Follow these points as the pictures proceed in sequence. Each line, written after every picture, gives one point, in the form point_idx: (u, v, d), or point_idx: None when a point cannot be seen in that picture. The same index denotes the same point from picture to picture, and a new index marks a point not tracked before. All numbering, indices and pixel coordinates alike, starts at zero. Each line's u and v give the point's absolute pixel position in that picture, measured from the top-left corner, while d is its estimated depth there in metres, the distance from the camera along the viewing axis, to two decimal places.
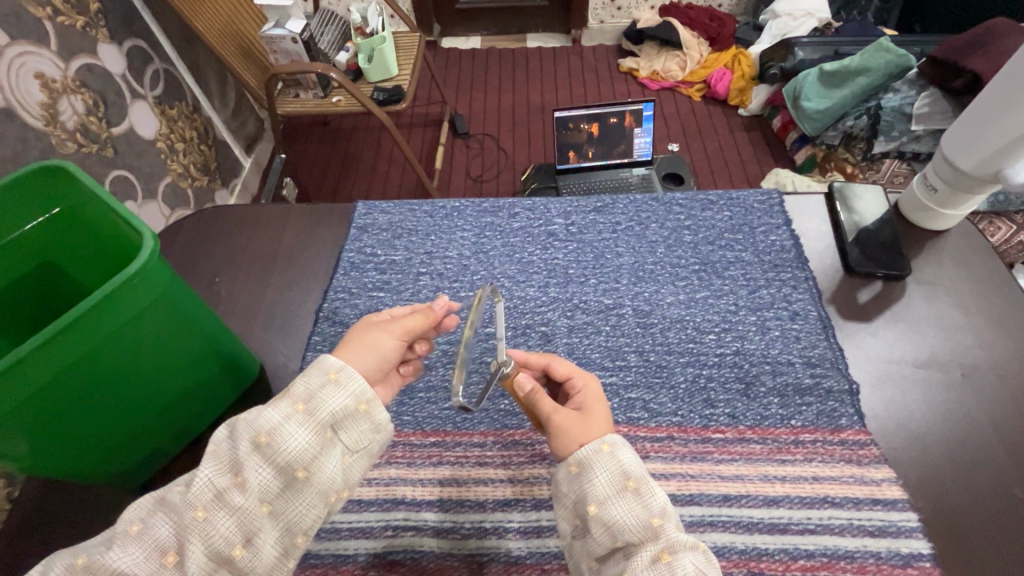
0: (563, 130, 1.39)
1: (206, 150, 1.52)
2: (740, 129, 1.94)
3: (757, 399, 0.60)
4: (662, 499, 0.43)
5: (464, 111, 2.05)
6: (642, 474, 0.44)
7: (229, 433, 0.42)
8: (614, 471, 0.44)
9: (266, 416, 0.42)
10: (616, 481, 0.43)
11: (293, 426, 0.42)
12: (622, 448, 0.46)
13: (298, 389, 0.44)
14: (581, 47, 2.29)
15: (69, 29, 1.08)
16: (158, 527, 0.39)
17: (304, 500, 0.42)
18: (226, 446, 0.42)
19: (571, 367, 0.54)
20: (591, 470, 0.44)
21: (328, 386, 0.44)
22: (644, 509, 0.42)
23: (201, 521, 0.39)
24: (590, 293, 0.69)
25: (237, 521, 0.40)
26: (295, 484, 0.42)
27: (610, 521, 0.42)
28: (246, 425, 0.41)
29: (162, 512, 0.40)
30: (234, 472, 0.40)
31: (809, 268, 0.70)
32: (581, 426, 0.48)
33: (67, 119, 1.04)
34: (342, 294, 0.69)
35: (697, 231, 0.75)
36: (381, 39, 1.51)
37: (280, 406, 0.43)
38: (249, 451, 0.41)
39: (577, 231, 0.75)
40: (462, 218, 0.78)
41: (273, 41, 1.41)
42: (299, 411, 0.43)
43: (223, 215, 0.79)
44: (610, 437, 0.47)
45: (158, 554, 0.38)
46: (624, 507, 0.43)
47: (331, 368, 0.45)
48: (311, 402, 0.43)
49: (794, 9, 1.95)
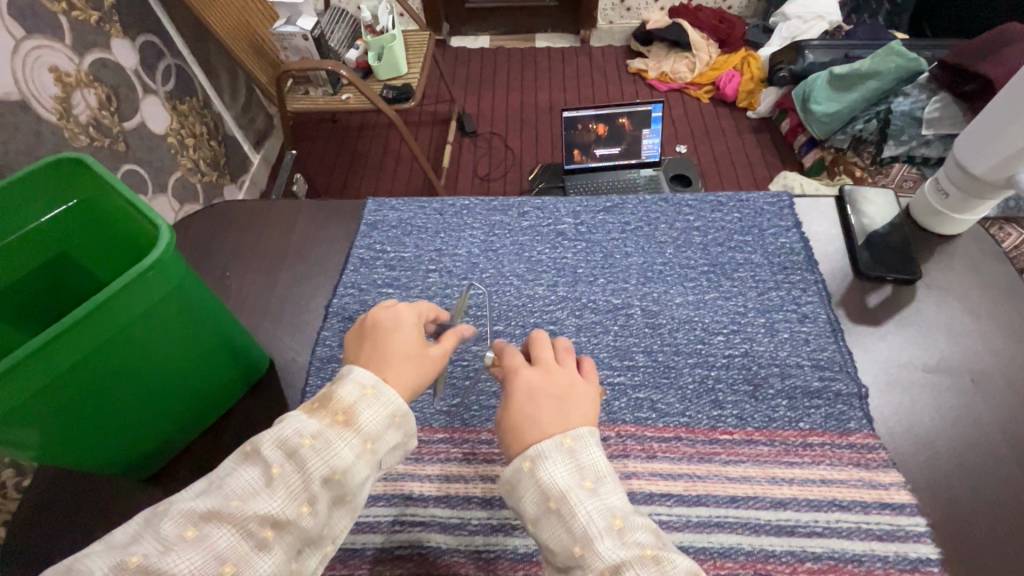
0: (572, 130, 1.39)
1: (215, 145, 1.53)
2: (748, 132, 1.94)
3: (764, 401, 0.60)
4: (585, 521, 0.40)
5: (471, 110, 2.05)
6: (562, 492, 0.41)
7: (286, 455, 0.39)
8: (535, 490, 0.42)
9: (341, 454, 0.40)
10: (539, 502, 0.41)
11: (364, 468, 0.41)
12: (544, 463, 0.42)
13: (365, 424, 0.42)
14: (589, 48, 2.29)
15: (83, 23, 1.09)
16: (217, 536, 0.35)
17: (339, 521, 0.41)
18: (294, 471, 0.39)
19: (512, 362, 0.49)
20: (516, 489, 0.43)
21: (390, 429, 0.43)
22: (567, 535, 0.40)
23: (267, 541, 0.37)
24: (599, 293, 0.69)
25: (296, 542, 0.38)
26: (342, 502, 0.41)
27: (544, 543, 0.41)
28: (315, 457, 0.40)
29: (219, 519, 0.36)
30: (302, 501, 0.39)
31: (818, 271, 0.70)
32: (517, 431, 0.45)
33: (80, 113, 1.05)
34: (351, 290, 0.69)
35: (706, 232, 0.75)
36: (391, 37, 1.52)
37: (348, 439, 0.41)
38: (319, 486, 0.39)
39: (586, 231, 0.75)
40: (471, 216, 0.78)
41: (284, 38, 1.42)
42: (366, 450, 0.42)
43: (234, 210, 0.80)
44: (534, 449, 0.43)
45: (215, 563, 0.35)
46: (552, 531, 0.41)
47: (396, 411, 0.44)
48: (377, 440, 0.43)
49: (804, 12, 1.94)
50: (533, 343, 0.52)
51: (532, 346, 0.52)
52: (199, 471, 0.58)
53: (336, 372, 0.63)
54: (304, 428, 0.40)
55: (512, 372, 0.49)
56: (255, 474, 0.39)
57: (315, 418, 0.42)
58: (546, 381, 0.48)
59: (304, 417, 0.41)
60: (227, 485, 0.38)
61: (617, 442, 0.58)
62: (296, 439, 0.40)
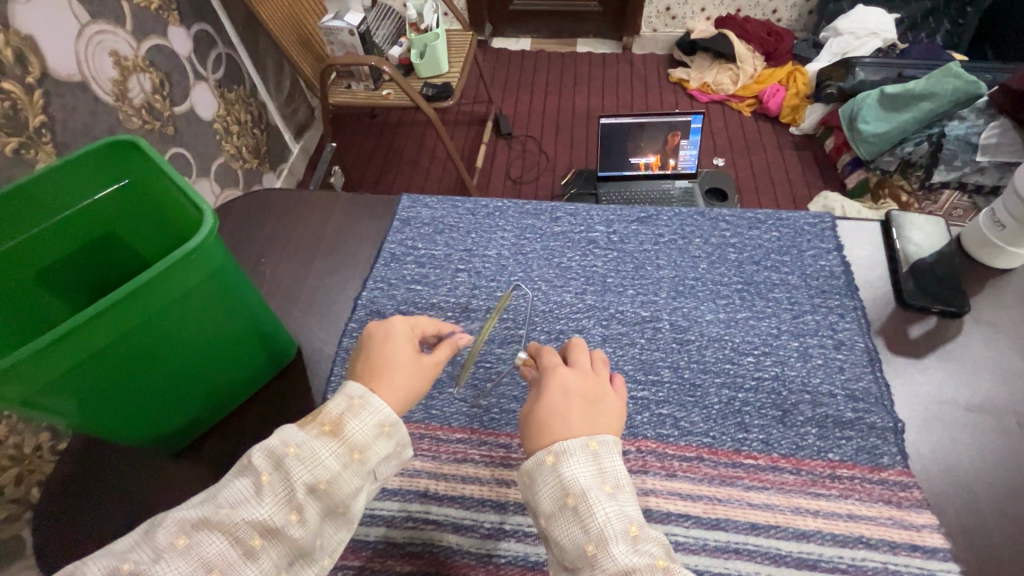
0: (608, 137, 1.38)
1: (258, 134, 1.57)
2: (790, 148, 1.90)
3: (794, 427, 0.58)
4: (603, 522, 0.39)
5: (508, 111, 2.06)
6: (583, 490, 0.41)
7: (274, 467, 0.40)
8: (555, 484, 0.41)
9: (324, 462, 0.41)
10: (556, 497, 0.41)
11: (349, 477, 0.42)
12: (569, 459, 0.42)
13: (353, 435, 0.43)
14: (631, 55, 2.27)
15: (143, 10, 1.14)
16: (207, 543, 0.36)
17: (334, 534, 0.42)
18: (281, 481, 0.40)
19: (554, 360, 0.50)
20: (534, 482, 0.42)
21: (380, 439, 0.44)
22: (582, 533, 0.39)
23: (256, 549, 0.37)
24: (627, 303, 0.67)
25: (286, 552, 0.39)
26: (335, 515, 0.42)
27: (555, 540, 0.41)
28: (300, 466, 0.40)
29: (209, 527, 0.37)
30: (293, 508, 0.39)
31: (858, 297, 0.67)
32: (543, 427, 0.45)
33: (134, 96, 1.09)
34: (380, 284, 0.70)
35: (742, 249, 0.73)
36: (434, 36, 1.53)
37: (335, 449, 0.42)
38: (307, 495, 0.40)
39: (618, 240, 0.74)
40: (503, 218, 0.77)
41: (331, 32, 1.45)
42: (353, 460, 0.42)
43: (274, 198, 0.82)
44: (559, 445, 0.43)
45: (202, 570, 0.36)
46: (565, 527, 0.40)
47: (385, 421, 0.44)
48: (365, 451, 0.43)
49: (857, 28, 1.88)
50: (572, 347, 0.52)
51: (573, 350, 0.52)
52: (224, 450, 0.59)
53: None
54: (291, 437, 0.41)
55: (548, 370, 0.49)
56: (246, 484, 0.40)
57: (304, 430, 0.43)
58: (583, 384, 0.48)
59: (293, 429, 0.42)
60: (220, 494, 0.39)
61: (636, 457, 0.56)
62: (282, 447, 0.41)
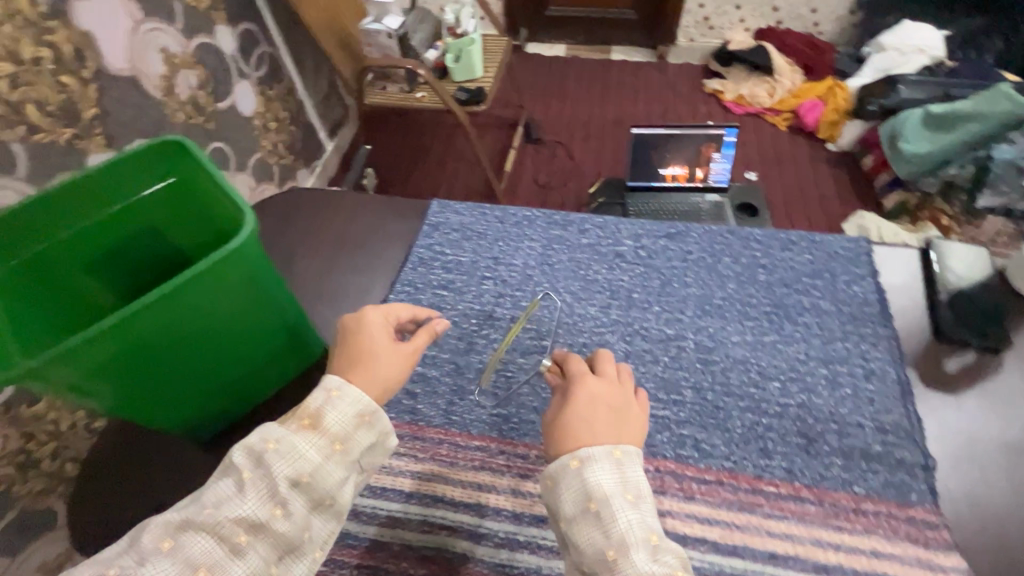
0: (639, 147, 1.37)
1: (295, 131, 1.61)
2: (825, 165, 1.86)
3: (818, 457, 0.57)
4: (624, 528, 0.40)
5: (539, 116, 2.06)
6: (605, 495, 0.41)
7: (254, 464, 0.41)
8: (577, 490, 0.42)
9: (306, 455, 0.42)
10: (578, 502, 0.41)
11: (332, 468, 0.43)
12: (594, 467, 0.42)
13: (333, 426, 0.44)
14: (666, 64, 2.25)
15: (194, 10, 1.18)
16: (192, 543, 0.37)
17: (323, 526, 0.43)
18: (263, 476, 0.41)
19: (581, 369, 0.49)
20: (557, 485, 0.43)
21: (361, 428, 0.45)
22: (603, 537, 0.40)
23: (242, 546, 0.38)
24: (652, 320, 0.67)
25: (274, 546, 0.40)
26: (322, 506, 0.43)
27: (574, 543, 0.41)
28: (280, 460, 0.41)
29: (193, 528, 0.38)
30: (276, 503, 0.40)
31: (892, 326, 0.66)
32: (567, 433, 0.44)
33: (181, 91, 1.13)
34: (407, 288, 0.71)
35: (773, 270, 0.71)
36: (470, 41, 1.55)
37: (316, 442, 0.43)
38: (290, 488, 0.41)
39: (646, 255, 0.73)
40: (531, 227, 0.77)
41: (370, 35, 1.48)
42: (336, 450, 0.44)
43: (307, 197, 0.83)
44: (585, 450, 0.43)
45: (189, 570, 0.37)
46: (586, 531, 0.41)
47: (365, 410, 0.45)
48: (347, 441, 0.44)
49: (902, 43, 1.82)
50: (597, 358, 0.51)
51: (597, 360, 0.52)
52: None
53: None
54: (270, 433, 0.42)
55: (576, 378, 0.49)
56: (229, 483, 0.41)
57: (285, 426, 0.44)
58: (609, 393, 0.47)
59: (273, 425, 0.43)
60: (204, 494, 0.40)
61: (654, 476, 0.56)
62: (261, 443, 0.42)
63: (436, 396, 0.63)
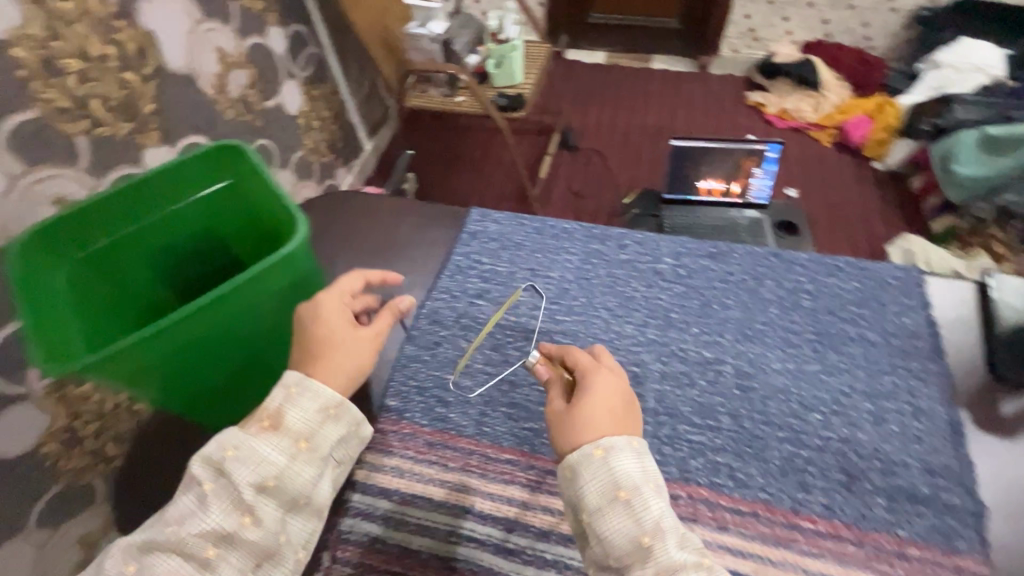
0: (678, 160, 1.35)
1: (336, 130, 1.65)
2: (870, 185, 1.80)
3: (860, 495, 0.55)
4: (655, 516, 0.40)
5: (576, 123, 2.05)
6: (635, 484, 0.41)
7: (215, 475, 0.42)
8: (604, 479, 0.41)
9: (268, 459, 0.43)
10: (607, 491, 0.41)
11: (299, 468, 0.44)
12: (619, 454, 0.42)
13: (293, 425, 0.45)
14: (708, 75, 2.18)
15: (248, 11, 1.22)
16: (160, 563, 0.39)
17: (297, 524, 0.45)
18: (225, 486, 0.42)
19: (587, 360, 0.49)
20: (581, 475, 0.42)
21: (326, 423, 0.46)
22: (635, 526, 0.40)
23: (211, 560, 0.40)
24: (690, 342, 0.66)
25: (247, 553, 0.41)
26: (296, 505, 0.44)
27: (601, 535, 0.41)
28: (241, 467, 0.42)
29: (156, 549, 0.40)
30: (244, 512, 0.41)
31: (943, 363, 0.63)
32: (584, 423, 0.44)
33: (232, 90, 1.16)
34: (444, 296, 0.72)
35: (818, 297, 0.69)
36: (511, 47, 1.57)
37: (278, 444, 0.44)
38: (256, 495, 0.42)
39: (686, 274, 0.72)
40: (569, 240, 0.77)
41: (414, 39, 1.51)
42: (302, 449, 0.45)
43: (348, 199, 0.84)
44: (607, 439, 0.43)
45: None
46: (616, 520, 0.40)
47: (329, 403, 0.47)
48: (311, 438, 0.46)
49: (960, 61, 1.73)
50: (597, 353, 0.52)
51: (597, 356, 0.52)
52: None
53: (419, 373, 0.66)
54: (227, 440, 0.43)
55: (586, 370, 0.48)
56: (190, 499, 0.42)
57: (244, 430, 0.45)
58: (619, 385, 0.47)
59: (232, 430, 0.44)
60: (167, 513, 0.41)
61: (686, 503, 0.55)
62: (219, 453, 0.42)
63: (468, 406, 0.63)
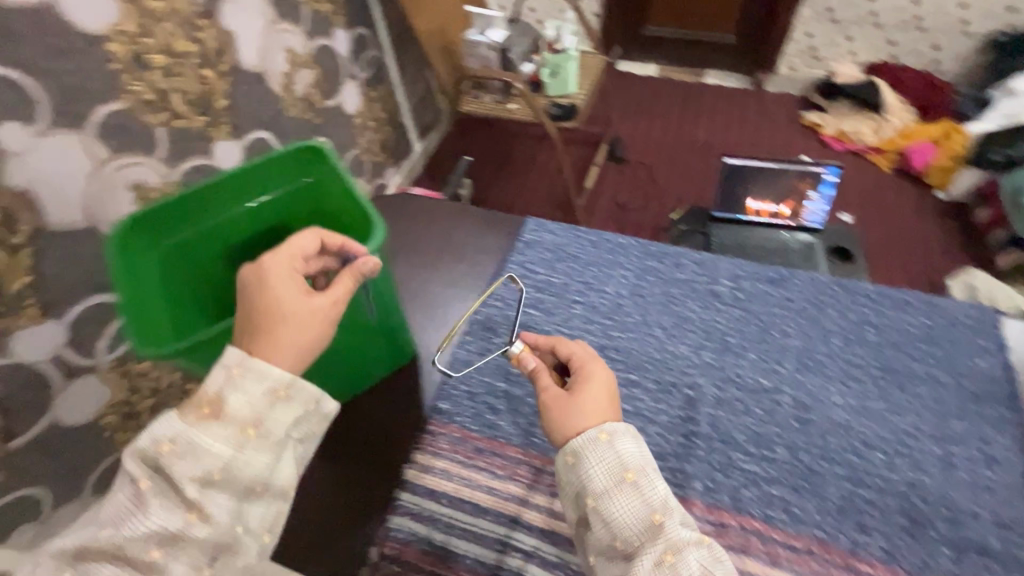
0: (731, 178, 1.33)
1: (389, 131, 1.68)
2: (931, 215, 1.73)
3: (923, 543, 0.53)
4: (660, 496, 0.45)
5: (624, 135, 2.04)
6: (641, 466, 0.46)
7: (156, 471, 0.43)
8: (612, 461, 0.46)
9: (211, 452, 0.43)
10: (616, 473, 0.46)
11: (246, 456, 0.44)
12: (621, 438, 0.48)
13: (236, 412, 0.45)
14: (763, 92, 2.14)
15: (319, 14, 1.27)
16: (103, 568, 0.40)
17: (255, 510, 0.45)
18: (165, 481, 0.42)
19: (577, 352, 0.54)
20: (588, 458, 0.47)
21: (276, 407, 0.46)
22: (643, 504, 0.45)
23: (157, 561, 0.41)
24: (747, 368, 0.64)
25: (198, 548, 0.42)
26: (250, 493, 0.45)
27: (610, 513, 0.45)
28: (181, 461, 0.42)
29: (95, 557, 0.41)
30: (189, 509, 0.42)
31: (1018, 411, 0.60)
32: (580, 414, 0.49)
33: (298, 88, 1.19)
34: (498, 303, 0.73)
35: (884, 331, 0.67)
36: (566, 57, 1.59)
37: (223, 434, 0.44)
38: (201, 488, 0.42)
39: (745, 298, 0.71)
40: (625, 255, 0.77)
41: (473, 46, 1.53)
42: (248, 437, 0.45)
43: (408, 201, 0.87)
44: (609, 425, 0.48)
45: None
46: (624, 500, 0.45)
47: (279, 385, 0.46)
48: (261, 423, 0.45)
49: None
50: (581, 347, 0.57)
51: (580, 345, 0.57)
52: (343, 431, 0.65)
53: (471, 378, 0.67)
54: (163, 433, 0.43)
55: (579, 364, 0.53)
56: (127, 496, 0.42)
57: (184, 419, 0.44)
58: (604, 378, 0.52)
59: (169, 421, 0.44)
60: (103, 516, 0.42)
61: (738, 534, 0.54)
62: (155, 448, 0.42)
63: (518, 415, 0.64)
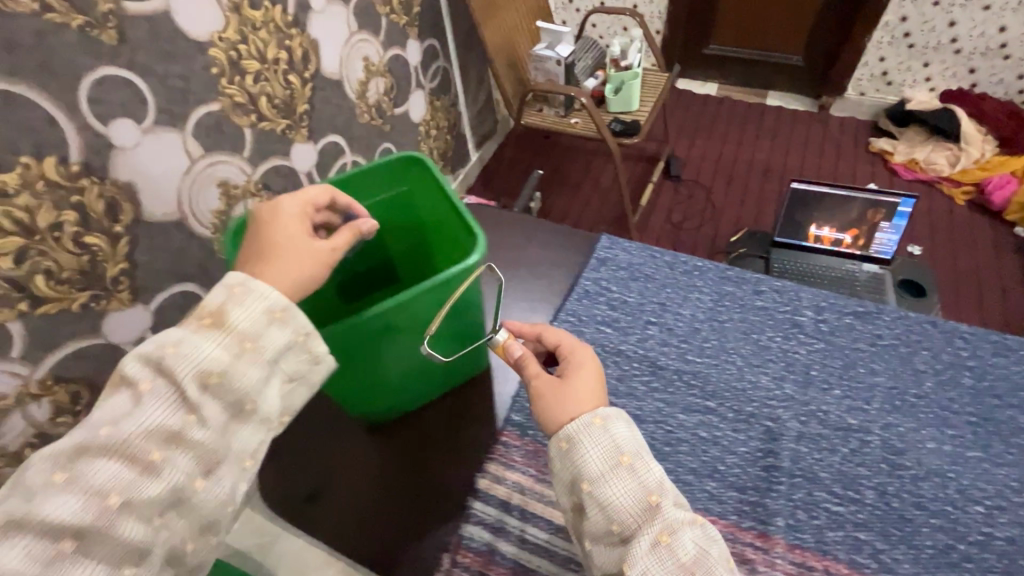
0: (798, 203, 1.29)
1: (449, 140, 1.72)
2: (1011, 252, 1.63)
3: None
4: (654, 478, 0.44)
5: (681, 153, 2.01)
6: (637, 450, 0.45)
7: (155, 373, 0.41)
8: (605, 446, 0.44)
9: (209, 356, 0.41)
10: (610, 457, 0.44)
11: (243, 368, 0.43)
12: (616, 423, 0.46)
13: (238, 325, 0.43)
14: (827, 116, 2.09)
15: (395, 26, 1.31)
16: (95, 469, 0.38)
17: (246, 430, 0.44)
18: (164, 385, 0.41)
19: (564, 338, 0.53)
20: (582, 444, 0.45)
21: (274, 325, 0.44)
22: (639, 485, 0.43)
23: (155, 463, 0.39)
24: (832, 405, 0.62)
25: (193, 455, 0.40)
26: (242, 411, 0.43)
27: (604, 499, 0.43)
28: (181, 362, 0.41)
29: (88, 455, 0.38)
30: (187, 411, 0.40)
31: None
32: (574, 401, 0.47)
33: (370, 96, 1.22)
34: (571, 318, 0.72)
35: (983, 376, 0.63)
36: (632, 75, 1.57)
37: (221, 341, 0.42)
38: (198, 393, 0.41)
39: (829, 331, 0.68)
40: (702, 279, 0.75)
41: (539, 60, 1.55)
42: (246, 350, 0.43)
43: (483, 213, 0.88)
44: (603, 410, 0.46)
45: (96, 497, 0.37)
46: (620, 484, 0.43)
47: (275, 307, 0.45)
48: (258, 339, 0.44)
49: None
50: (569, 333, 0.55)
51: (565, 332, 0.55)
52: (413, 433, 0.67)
53: None
54: (169, 339, 0.42)
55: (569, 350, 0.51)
56: (125, 398, 0.40)
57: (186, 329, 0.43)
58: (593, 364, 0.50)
59: (173, 330, 0.42)
60: (99, 416, 0.40)
61: None
62: (158, 351, 0.41)
63: None
